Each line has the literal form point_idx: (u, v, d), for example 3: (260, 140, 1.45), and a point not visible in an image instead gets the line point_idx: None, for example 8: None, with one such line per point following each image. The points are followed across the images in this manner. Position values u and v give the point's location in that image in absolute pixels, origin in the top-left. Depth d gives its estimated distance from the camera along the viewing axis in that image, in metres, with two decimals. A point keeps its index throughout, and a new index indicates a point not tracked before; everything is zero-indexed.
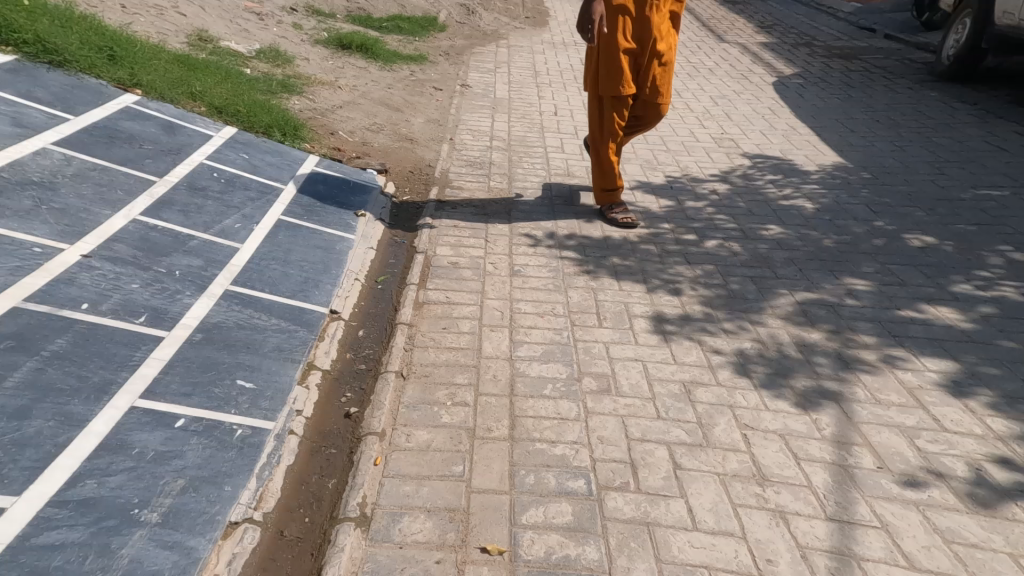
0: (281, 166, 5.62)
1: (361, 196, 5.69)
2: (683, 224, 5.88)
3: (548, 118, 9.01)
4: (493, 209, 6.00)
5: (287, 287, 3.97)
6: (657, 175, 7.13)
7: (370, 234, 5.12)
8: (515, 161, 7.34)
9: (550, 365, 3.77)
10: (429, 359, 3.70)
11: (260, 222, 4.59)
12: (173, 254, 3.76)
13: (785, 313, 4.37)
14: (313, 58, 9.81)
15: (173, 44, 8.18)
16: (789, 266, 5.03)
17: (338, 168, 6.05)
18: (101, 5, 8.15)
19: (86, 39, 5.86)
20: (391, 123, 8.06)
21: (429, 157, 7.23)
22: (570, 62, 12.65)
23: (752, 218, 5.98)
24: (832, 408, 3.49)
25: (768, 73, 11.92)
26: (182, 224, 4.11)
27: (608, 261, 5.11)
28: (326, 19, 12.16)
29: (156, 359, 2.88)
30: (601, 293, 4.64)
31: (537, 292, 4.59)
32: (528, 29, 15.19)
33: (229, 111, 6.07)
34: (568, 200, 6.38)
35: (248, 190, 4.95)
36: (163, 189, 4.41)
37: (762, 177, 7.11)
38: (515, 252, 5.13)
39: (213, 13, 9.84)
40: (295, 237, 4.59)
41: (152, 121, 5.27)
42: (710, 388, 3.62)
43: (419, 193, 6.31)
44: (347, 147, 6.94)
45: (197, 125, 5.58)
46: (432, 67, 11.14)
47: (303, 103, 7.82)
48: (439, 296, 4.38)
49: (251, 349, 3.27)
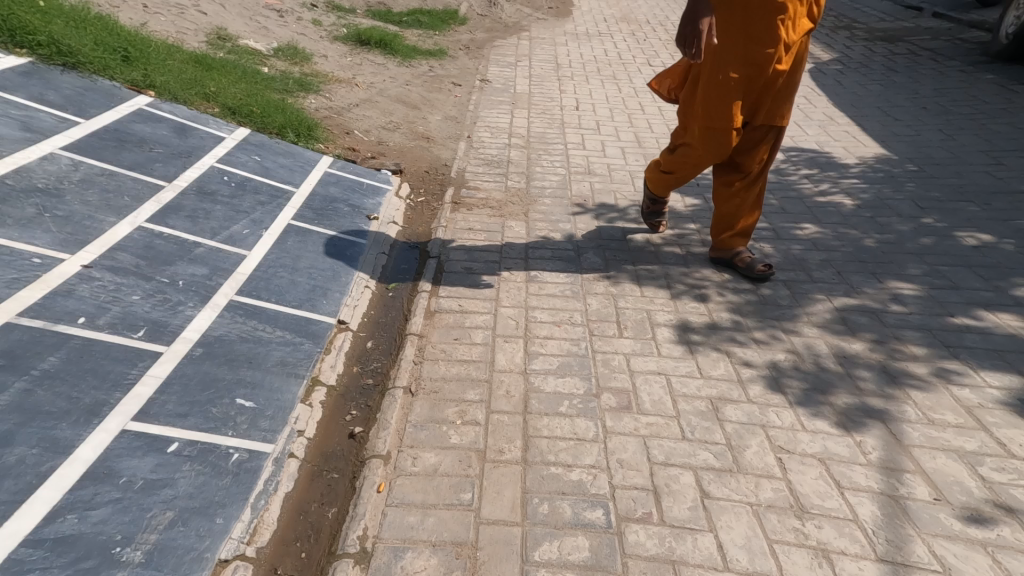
0: (293, 168, 5.49)
1: (374, 198, 5.55)
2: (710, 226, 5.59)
3: (570, 113, 8.73)
4: (510, 210, 5.79)
5: (294, 296, 3.84)
6: None
7: (382, 238, 4.99)
8: (534, 159, 7.10)
9: (566, 379, 3.55)
10: (439, 373, 3.53)
11: (269, 227, 4.47)
12: (177, 262, 3.65)
13: (824, 320, 4.04)
14: (331, 55, 9.71)
15: (192, 43, 8.14)
16: (827, 268, 4.69)
17: (351, 169, 5.92)
18: (121, 6, 8.16)
19: (101, 40, 5.79)
20: (407, 121, 7.89)
21: (445, 156, 7.05)
22: (594, 53, 12.31)
23: (785, 216, 5.64)
24: (878, 428, 3.17)
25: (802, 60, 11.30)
26: (187, 231, 4.00)
27: (628, 265, 4.87)
28: (347, 14, 12.06)
29: (152, 377, 2.77)
30: (622, 299, 4.39)
31: (554, 299, 4.37)
32: (551, 19, 14.85)
33: (243, 112, 5.96)
34: (588, 199, 6.14)
35: (259, 194, 4.83)
36: (171, 194, 4.30)
37: (797, 172, 6.72)
38: (531, 256, 4.95)
39: (233, 12, 9.81)
40: (304, 243, 4.47)
41: (164, 122, 5.18)
42: (741, 403, 3.33)
43: (433, 193, 6.14)
44: (362, 147, 6.80)
45: (210, 126, 5.47)
46: (452, 62, 10.94)
47: (319, 102, 7.70)
48: (452, 305, 4.21)
49: (254, 363, 3.13)
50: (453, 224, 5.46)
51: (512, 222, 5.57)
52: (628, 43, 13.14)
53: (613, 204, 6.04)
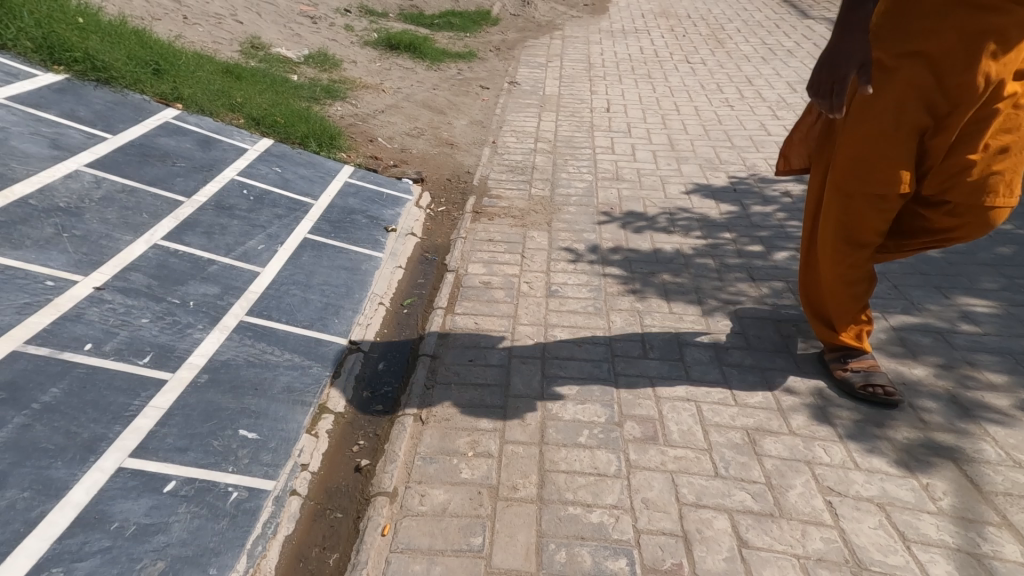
0: (314, 180, 5.40)
1: (393, 209, 5.43)
2: (748, 235, 5.25)
3: (600, 116, 8.45)
4: (532, 220, 5.57)
5: (305, 315, 3.74)
6: (718, 177, 6.47)
7: (398, 251, 4.88)
8: (561, 164, 6.86)
9: (586, 406, 3.27)
10: (451, 399, 3.35)
11: (284, 242, 4.39)
12: (189, 282, 3.57)
13: (879, 340, 3.63)
14: (361, 60, 9.70)
15: (225, 52, 8.22)
16: (880, 281, 4.28)
17: (371, 178, 5.81)
18: (160, 17, 8.32)
19: (133, 53, 5.82)
20: (433, 127, 7.76)
21: (469, 163, 6.88)
22: (629, 51, 11.94)
23: None
24: (948, 469, 2.80)
25: None
26: (203, 247, 3.93)
27: (656, 278, 4.59)
28: (379, 18, 12.05)
29: (154, 408, 2.72)
30: (648, 316, 4.12)
31: (575, 316, 4.14)
32: (585, 17, 14.52)
33: (268, 122, 5.92)
34: (616, 207, 5.87)
35: (277, 207, 4.76)
36: (189, 210, 4.24)
37: None
38: (553, 269, 4.75)
39: (268, 19, 9.91)
40: (319, 258, 4.37)
41: (188, 135, 5.15)
42: (782, 435, 2.99)
43: (454, 202, 5.98)
44: (384, 155, 6.69)
45: (233, 138, 5.44)
46: (483, 64, 10.79)
47: (346, 109, 7.64)
48: (468, 323, 4.05)
49: (259, 390, 3.04)
50: (473, 234, 5.29)
51: (535, 232, 5.35)
52: (665, 39, 12.71)
53: (642, 212, 5.76)
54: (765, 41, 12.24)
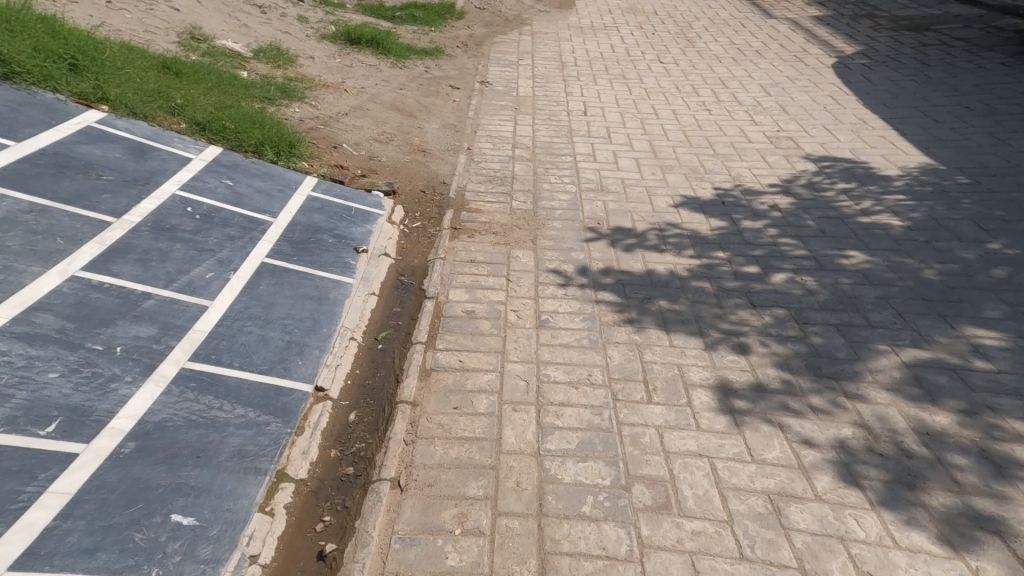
0: (272, 194, 4.86)
1: (363, 226, 4.95)
2: (742, 253, 4.91)
3: (577, 119, 8.08)
4: (516, 237, 5.18)
5: (263, 358, 3.21)
6: (705, 188, 6.17)
7: (371, 275, 4.42)
8: (541, 174, 6.45)
9: (588, 465, 2.92)
10: (435, 458, 2.91)
11: (238, 268, 3.85)
12: (117, 321, 3.00)
13: (896, 380, 3.38)
14: (318, 56, 9.08)
15: (160, 44, 7.53)
16: (885, 308, 4.04)
17: (338, 191, 5.30)
18: (82, 2, 7.55)
19: (42, 45, 5.09)
20: (401, 132, 7.25)
21: (443, 172, 6.41)
22: (600, 49, 11.62)
23: (826, 242, 5.00)
24: (996, 547, 2.52)
25: (822, 58, 10.84)
26: (134, 277, 3.36)
27: (652, 305, 4.26)
28: (335, 9, 11.40)
29: (55, 495, 2.20)
30: (647, 350, 3.80)
31: (570, 351, 3.80)
32: (552, 12, 14.15)
33: (215, 127, 5.32)
34: (603, 221, 5.50)
35: (228, 227, 4.21)
36: (117, 233, 3.65)
37: (833, 186, 6.09)
38: (541, 295, 4.39)
39: (211, 8, 9.18)
40: (279, 286, 3.85)
41: (118, 144, 4.53)
42: (808, 501, 2.70)
43: (431, 217, 5.52)
44: (350, 164, 6.17)
45: (174, 146, 4.83)
46: (449, 60, 10.30)
47: (304, 110, 7.06)
48: (451, 361, 3.65)
49: (202, 460, 2.51)
50: (452, 254, 4.88)
51: (520, 252, 4.97)
52: (635, 37, 12.44)
53: (629, 227, 5.40)
54: (734, 41, 12.11)
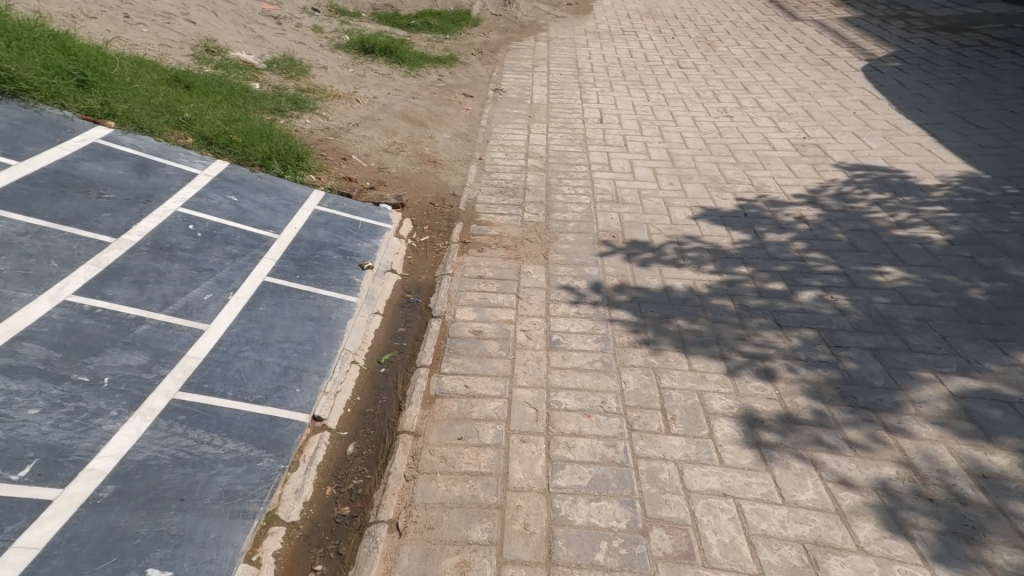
0: (276, 209, 4.74)
1: (370, 241, 4.81)
2: (767, 269, 4.65)
3: (592, 127, 7.87)
4: (527, 252, 5.01)
5: (259, 385, 3.06)
6: (726, 199, 5.92)
7: (375, 293, 4.27)
8: (555, 184, 6.25)
9: (601, 505, 2.71)
10: (436, 497, 2.72)
11: (237, 288, 3.72)
12: (107, 349, 2.87)
13: (942, 413, 3.10)
14: (331, 66, 9.02)
15: (174, 57, 7.53)
16: (927, 330, 3.74)
17: (345, 204, 5.18)
18: (98, 16, 7.61)
19: (51, 61, 5.06)
20: (412, 142, 7.11)
21: (454, 183, 6.25)
22: (617, 54, 11.40)
23: (858, 257, 4.71)
24: None
25: (851, 61, 10.48)
26: (128, 301, 3.25)
27: (670, 324, 4.04)
28: (350, 18, 11.38)
29: (22, 550, 2.05)
30: (665, 375, 3.57)
31: (582, 375, 3.61)
32: (569, 17, 13.98)
33: (222, 141, 5.23)
34: (618, 235, 5.29)
35: (230, 244, 4.09)
36: (114, 254, 3.54)
37: (864, 196, 5.77)
38: (553, 313, 4.22)
39: (226, 20, 9.20)
40: (280, 307, 3.71)
41: (122, 160, 4.44)
42: (850, 554, 2.47)
43: (439, 230, 5.37)
44: (359, 176, 6.04)
45: (179, 161, 4.74)
46: (464, 69, 10.18)
47: (315, 122, 6.96)
48: (457, 386, 3.47)
49: (187, 503, 2.36)
50: (460, 270, 4.73)
51: (531, 267, 4.81)
52: (654, 41, 12.19)
53: (647, 241, 5.18)
54: (756, 44, 11.78)
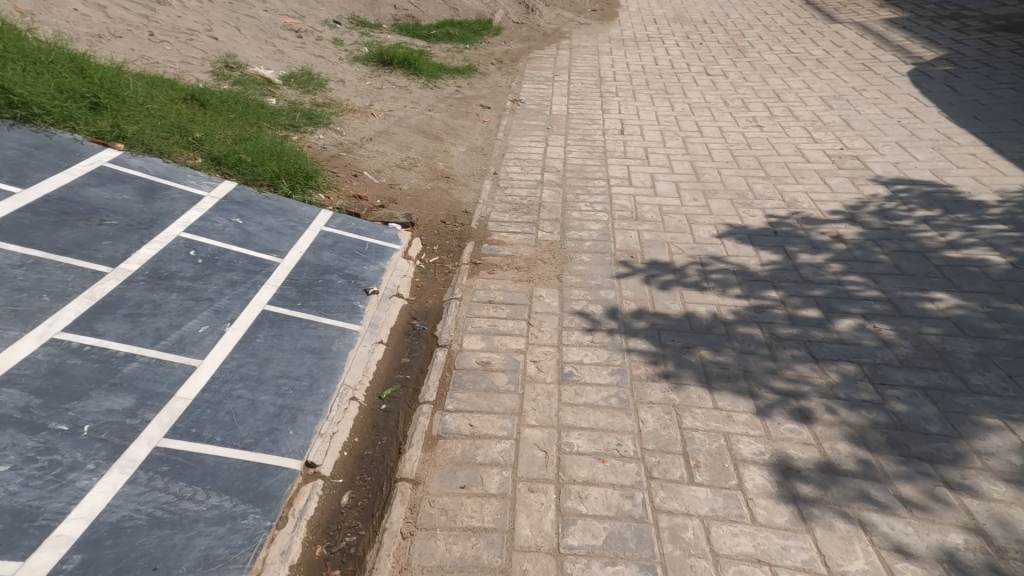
0: (282, 231, 4.59)
1: (376, 263, 4.63)
2: (799, 293, 4.44)
3: (613, 139, 7.61)
4: (540, 274, 4.80)
5: (249, 429, 2.91)
6: (754, 216, 5.62)
7: (379, 320, 4.09)
8: (571, 200, 6.00)
9: (617, 569, 2.46)
10: (433, 558, 2.54)
11: (236, 319, 3.56)
12: (91, 393, 2.75)
13: (1013, 468, 2.77)
14: (349, 79, 8.96)
15: (194, 74, 7.54)
16: (989, 368, 3.43)
17: (353, 224, 5.01)
18: (122, 35, 7.70)
19: (65, 85, 5.02)
20: (426, 156, 6.94)
21: (467, 200, 6.03)
22: (641, 61, 11.13)
23: (905, 281, 4.46)
24: None
25: (895, 65, 10.03)
26: (119, 337, 3.11)
27: (692, 355, 3.80)
28: (372, 30, 11.36)
29: None
30: (687, 414, 3.27)
31: (596, 414, 3.35)
32: (593, 23, 13.76)
33: (231, 161, 5.11)
34: (637, 254, 5.07)
35: (231, 271, 3.94)
36: (109, 285, 3.42)
37: (909, 213, 5.52)
38: (566, 343, 4.00)
39: (248, 35, 9.24)
40: (278, 338, 3.54)
41: (128, 183, 4.35)
42: None
43: (449, 250, 5.18)
44: (369, 194, 5.87)
45: (186, 183, 4.63)
46: (483, 79, 10.02)
47: (329, 138, 6.85)
48: (461, 426, 3.28)
49: (160, 572, 2.26)
50: (469, 294, 4.53)
51: (543, 290, 4.58)
52: (680, 48, 11.89)
53: (667, 262, 4.95)
54: (789, 49, 11.37)
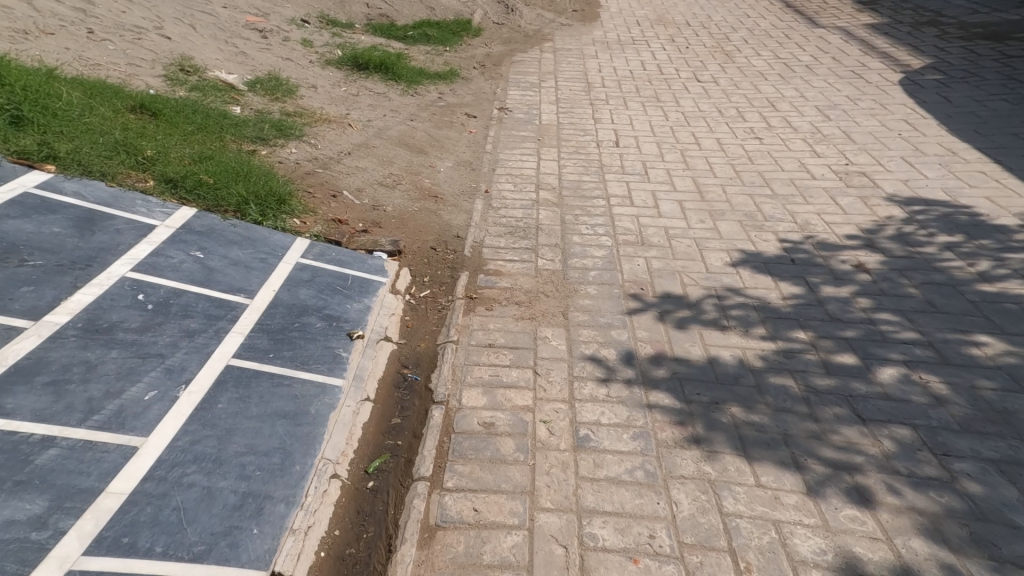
0: (251, 265, 4.02)
1: (361, 300, 4.09)
2: (830, 334, 4.04)
3: (608, 152, 7.16)
4: (544, 310, 4.31)
5: (200, 533, 2.35)
6: (768, 241, 5.19)
7: (365, 371, 3.53)
8: (570, 222, 5.52)
9: None
10: None
11: (191, 379, 2.97)
12: None
13: None
14: (321, 84, 8.37)
15: (142, 79, 6.96)
16: None
17: (333, 254, 4.47)
18: (55, 31, 7.13)
19: None
20: (410, 172, 6.40)
21: (457, 223, 5.51)
22: (629, 66, 10.73)
23: (943, 322, 4.09)
24: None
25: (886, 74, 9.80)
26: (34, 415, 2.53)
27: (723, 415, 3.39)
28: (343, 30, 10.78)
29: None
30: (726, 494, 2.92)
31: (621, 493, 2.92)
32: (575, 25, 13.35)
33: (188, 184, 4.52)
34: (647, 286, 4.61)
35: (189, 317, 3.36)
36: (25, 345, 2.83)
37: (931, 238, 5.14)
38: (579, 397, 3.52)
39: (206, 34, 8.64)
40: (245, 402, 2.96)
41: (62, 214, 3.74)
42: None
43: (442, 282, 4.66)
44: (349, 217, 5.31)
45: (135, 212, 4.03)
46: (466, 84, 9.51)
47: (302, 151, 6.27)
48: (465, 511, 2.78)
49: None
50: (466, 336, 4.02)
51: (549, 331, 4.09)
52: (668, 52, 11.52)
53: (681, 295, 4.50)
54: (779, 55, 11.09)
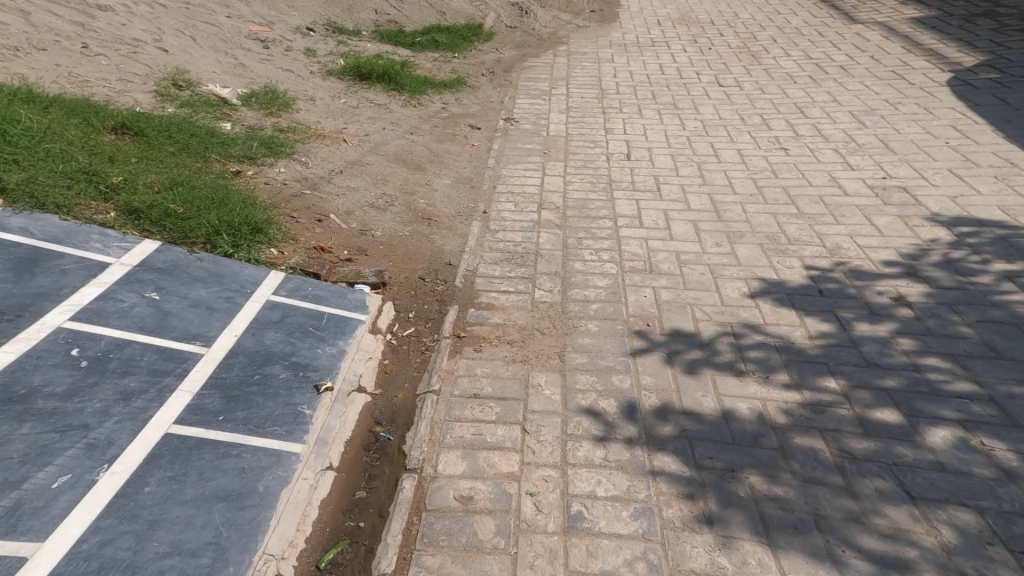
0: (213, 305, 3.63)
1: (335, 343, 3.67)
2: (868, 383, 3.48)
3: (619, 165, 6.67)
4: (538, 352, 3.84)
5: None
6: (792, 267, 4.64)
7: (331, 433, 3.10)
8: (573, 247, 5.04)
9: None
10: None
11: (118, 457, 2.60)
12: None
13: None
14: (321, 96, 8.04)
15: (131, 95, 6.70)
16: None
17: (310, 289, 4.07)
18: (47, 46, 6.93)
19: None
20: (405, 191, 6.00)
21: (451, 248, 5.08)
22: (647, 70, 10.19)
23: (1007, 371, 3.51)
24: None
25: (931, 73, 9.06)
26: None
27: (742, 487, 2.88)
28: (349, 37, 10.47)
29: None
30: None
31: None
32: (592, 27, 12.83)
33: (154, 214, 4.15)
34: (655, 322, 4.10)
35: (130, 374, 2.98)
36: None
37: (985, 265, 4.54)
38: (572, 462, 3.04)
39: (205, 45, 8.38)
40: (180, 482, 2.57)
41: (4, 255, 3.43)
42: None
43: (429, 318, 4.22)
44: (334, 244, 4.92)
45: (87, 249, 3.69)
46: (473, 93, 9.09)
47: (291, 171, 5.91)
48: None
49: None
50: (450, 384, 3.57)
51: (542, 378, 3.61)
52: (688, 53, 10.93)
53: (693, 332, 3.97)
54: (808, 55, 10.42)
